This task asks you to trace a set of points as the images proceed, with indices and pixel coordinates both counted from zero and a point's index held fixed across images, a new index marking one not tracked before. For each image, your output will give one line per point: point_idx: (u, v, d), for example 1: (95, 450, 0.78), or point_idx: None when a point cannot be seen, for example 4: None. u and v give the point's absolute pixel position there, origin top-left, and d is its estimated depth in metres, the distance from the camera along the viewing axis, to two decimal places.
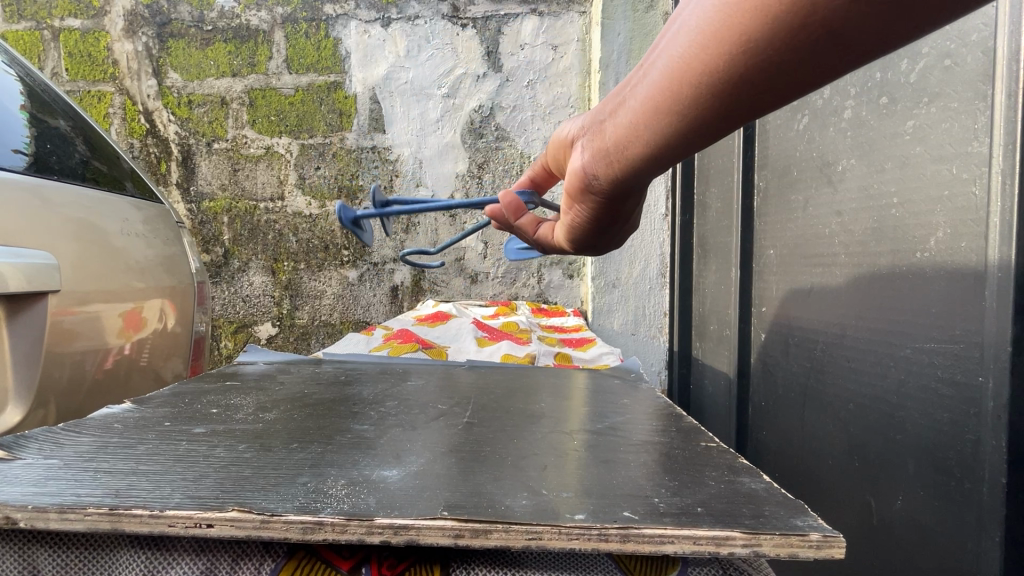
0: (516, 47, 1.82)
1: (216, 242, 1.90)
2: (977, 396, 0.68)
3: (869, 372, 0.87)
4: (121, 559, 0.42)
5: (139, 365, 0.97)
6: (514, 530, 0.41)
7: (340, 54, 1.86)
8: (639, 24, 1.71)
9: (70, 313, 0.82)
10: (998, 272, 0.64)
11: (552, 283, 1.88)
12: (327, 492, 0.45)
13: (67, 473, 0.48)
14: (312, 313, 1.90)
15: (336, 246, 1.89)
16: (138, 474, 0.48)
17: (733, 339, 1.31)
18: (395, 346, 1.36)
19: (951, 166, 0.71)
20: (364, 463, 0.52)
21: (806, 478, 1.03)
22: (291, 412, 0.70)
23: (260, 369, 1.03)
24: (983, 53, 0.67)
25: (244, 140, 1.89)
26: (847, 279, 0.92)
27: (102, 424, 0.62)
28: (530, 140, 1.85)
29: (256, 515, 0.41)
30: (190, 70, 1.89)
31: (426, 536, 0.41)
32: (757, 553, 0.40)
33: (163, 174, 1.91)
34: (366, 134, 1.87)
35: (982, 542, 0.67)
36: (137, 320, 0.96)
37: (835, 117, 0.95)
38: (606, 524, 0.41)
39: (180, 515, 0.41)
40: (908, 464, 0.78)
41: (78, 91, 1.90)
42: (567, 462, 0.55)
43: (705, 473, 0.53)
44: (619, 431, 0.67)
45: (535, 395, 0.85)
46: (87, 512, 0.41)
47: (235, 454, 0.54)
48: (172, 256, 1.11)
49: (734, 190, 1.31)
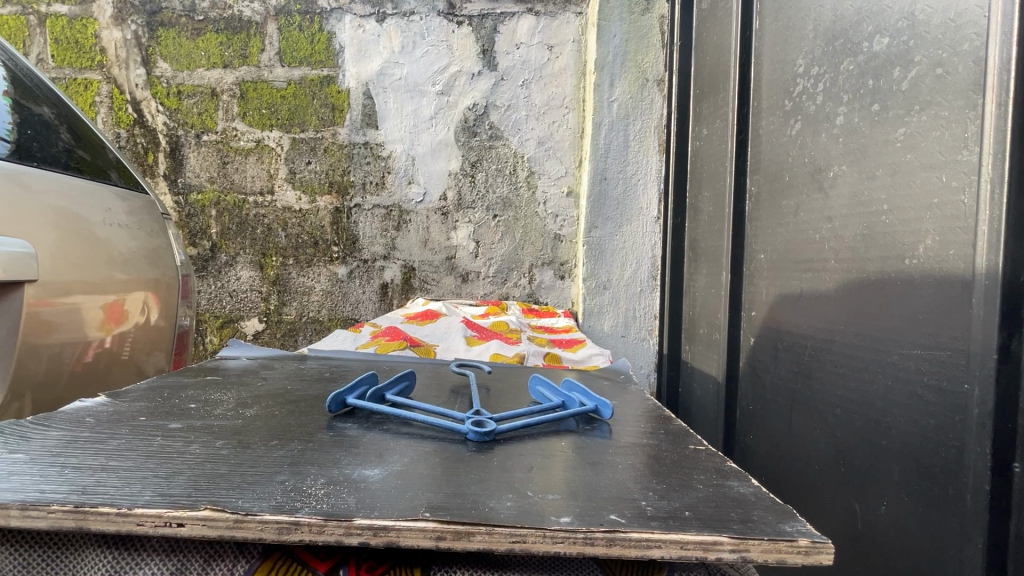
0: (512, 46, 1.81)
1: (203, 235, 1.87)
2: (962, 403, 0.67)
3: (856, 378, 0.86)
4: (88, 559, 0.41)
5: (121, 358, 0.94)
6: (497, 533, 0.40)
7: (334, 49, 1.84)
8: (636, 26, 1.71)
9: (48, 305, 0.80)
10: (984, 280, 0.65)
11: (543, 283, 1.86)
12: (306, 491, 0.44)
13: (32, 468, 0.46)
14: (301, 309, 1.88)
15: (326, 241, 1.87)
16: (107, 471, 0.46)
17: (723, 342, 1.31)
18: (382, 344, 1.35)
19: (940, 174, 0.71)
20: (345, 462, 0.51)
21: (792, 484, 1.03)
22: (272, 409, 0.68)
23: (242, 364, 1.01)
24: (975, 63, 0.66)
25: (234, 133, 1.86)
26: (836, 285, 0.92)
27: (73, 418, 0.60)
28: (524, 140, 1.84)
29: (229, 514, 0.40)
30: (180, 59, 1.86)
31: (406, 538, 0.39)
32: (745, 558, 0.40)
33: (150, 165, 1.88)
34: (359, 130, 1.85)
35: (964, 548, 0.67)
36: (118, 313, 0.93)
37: (827, 123, 0.95)
38: (592, 527, 0.40)
39: (149, 514, 0.39)
40: (893, 470, 0.78)
41: (64, 78, 1.86)
42: (554, 464, 0.54)
43: (693, 476, 0.52)
44: (607, 432, 0.66)
45: (525, 395, 0.84)
46: (50, 509, 0.39)
47: (211, 451, 0.52)
48: (155, 247, 1.08)
49: (725, 193, 1.31)
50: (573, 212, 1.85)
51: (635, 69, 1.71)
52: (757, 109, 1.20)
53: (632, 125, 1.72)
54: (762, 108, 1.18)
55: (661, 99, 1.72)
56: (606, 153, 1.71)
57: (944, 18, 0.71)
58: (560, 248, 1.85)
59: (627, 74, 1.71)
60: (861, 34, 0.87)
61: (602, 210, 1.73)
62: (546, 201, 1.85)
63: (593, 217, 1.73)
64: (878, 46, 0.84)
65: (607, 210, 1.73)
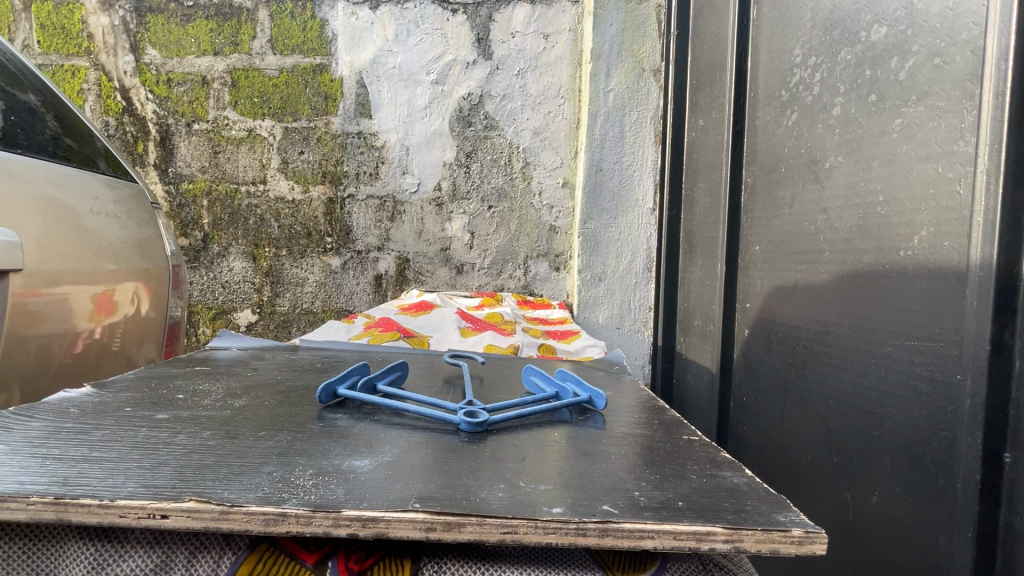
0: (507, 34, 1.79)
1: (195, 226, 1.86)
2: (954, 394, 0.67)
3: (849, 369, 0.86)
4: (68, 553, 0.40)
5: (111, 350, 0.93)
6: (488, 523, 0.39)
7: (327, 36, 1.81)
8: (632, 16, 1.69)
9: (37, 295, 0.79)
10: (979, 272, 0.64)
11: (538, 275, 1.85)
12: (293, 482, 0.43)
13: (13, 459, 0.45)
14: (294, 301, 1.87)
15: (319, 232, 1.85)
16: (90, 462, 0.45)
17: (718, 333, 1.30)
18: (375, 334, 1.34)
19: (936, 164, 0.71)
20: (335, 453, 0.50)
21: (785, 475, 1.03)
22: (261, 400, 0.67)
23: (232, 355, 1.00)
24: (973, 53, 0.66)
25: (225, 122, 1.84)
26: (831, 276, 0.91)
27: (57, 408, 0.59)
28: (519, 130, 1.82)
29: (215, 505, 0.39)
30: (169, 46, 1.83)
31: (395, 530, 0.39)
32: (738, 549, 0.39)
33: (141, 154, 1.85)
34: (352, 120, 1.83)
35: (954, 537, 0.67)
36: (107, 304, 0.91)
37: (824, 113, 0.94)
38: (584, 519, 0.40)
39: (132, 506, 0.39)
40: (885, 460, 0.78)
41: (51, 65, 1.83)
42: (547, 454, 0.53)
43: (687, 467, 0.52)
44: (601, 423, 0.65)
45: (518, 386, 0.83)
46: (29, 501, 0.39)
47: (198, 441, 0.51)
48: (146, 238, 1.07)
49: (722, 182, 1.30)
50: (568, 204, 1.84)
51: (631, 59, 1.70)
52: (754, 99, 1.19)
53: (628, 116, 1.70)
54: (760, 98, 1.16)
55: (657, 90, 1.70)
56: (602, 144, 1.70)
57: (943, 7, 0.70)
58: (555, 240, 1.84)
59: (624, 65, 1.69)
60: (859, 23, 0.86)
61: (598, 201, 1.72)
62: (541, 192, 1.84)
63: (588, 209, 1.72)
64: (876, 36, 0.83)
65: (603, 202, 1.72)
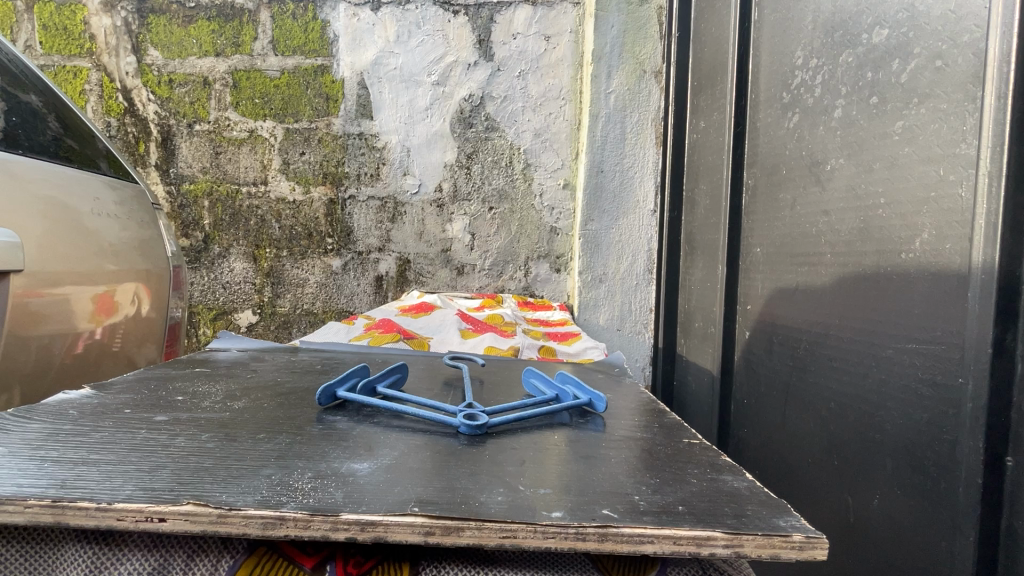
0: (509, 36, 1.79)
1: (196, 227, 1.86)
2: (956, 398, 0.67)
3: (850, 372, 0.86)
4: (67, 554, 0.40)
5: (111, 351, 0.93)
6: (486, 528, 0.39)
7: (328, 38, 1.81)
8: (633, 17, 1.69)
9: (37, 295, 0.79)
10: (980, 276, 0.64)
11: (539, 277, 1.85)
12: (292, 485, 0.43)
13: (12, 462, 0.45)
14: (294, 302, 1.87)
15: (320, 233, 1.85)
16: (88, 464, 0.45)
17: (719, 335, 1.30)
18: (375, 336, 1.34)
19: (938, 167, 0.71)
20: (335, 456, 0.50)
21: (785, 478, 1.02)
22: (261, 402, 0.67)
23: (233, 356, 1.00)
24: (974, 55, 0.66)
25: (227, 123, 1.84)
26: (832, 278, 0.91)
27: (56, 410, 0.59)
28: (520, 131, 1.82)
29: (213, 509, 0.39)
30: (171, 48, 1.83)
31: (394, 533, 0.39)
32: (739, 553, 0.39)
33: (142, 155, 1.85)
34: (353, 121, 1.83)
35: (955, 541, 0.66)
36: (107, 304, 0.91)
37: (826, 115, 0.94)
38: (583, 523, 0.40)
39: (129, 509, 0.38)
40: (887, 464, 0.78)
41: (53, 66, 1.84)
42: (547, 458, 0.53)
43: (687, 470, 0.52)
44: (601, 426, 0.65)
45: (518, 388, 0.83)
46: (26, 504, 0.39)
47: (198, 444, 0.51)
48: (146, 238, 1.07)
49: (723, 184, 1.30)
50: (569, 205, 1.84)
51: (632, 61, 1.70)
52: (756, 101, 1.19)
53: (629, 117, 1.70)
54: (761, 100, 1.16)
55: (658, 92, 1.70)
56: (603, 145, 1.69)
57: (944, 10, 0.70)
58: (556, 241, 1.84)
59: (625, 66, 1.69)
60: (860, 25, 0.86)
61: (599, 203, 1.72)
62: (542, 193, 1.84)
63: (589, 211, 1.72)
64: (877, 38, 0.83)
65: (603, 203, 1.72)
